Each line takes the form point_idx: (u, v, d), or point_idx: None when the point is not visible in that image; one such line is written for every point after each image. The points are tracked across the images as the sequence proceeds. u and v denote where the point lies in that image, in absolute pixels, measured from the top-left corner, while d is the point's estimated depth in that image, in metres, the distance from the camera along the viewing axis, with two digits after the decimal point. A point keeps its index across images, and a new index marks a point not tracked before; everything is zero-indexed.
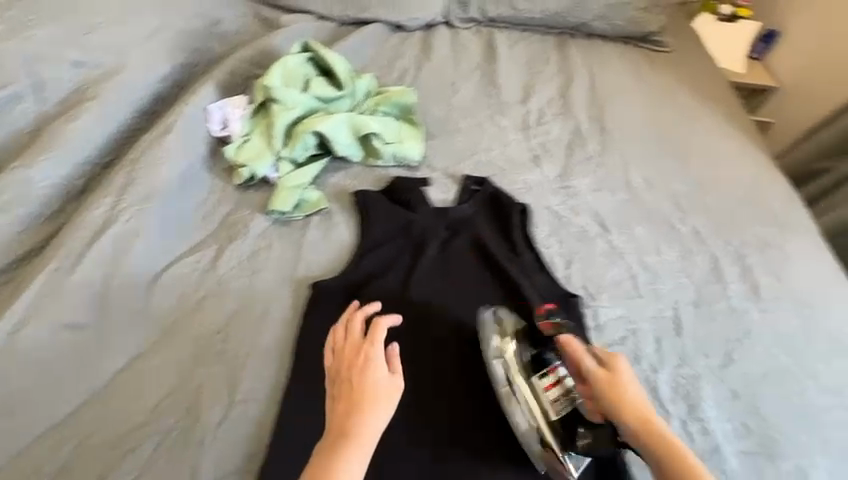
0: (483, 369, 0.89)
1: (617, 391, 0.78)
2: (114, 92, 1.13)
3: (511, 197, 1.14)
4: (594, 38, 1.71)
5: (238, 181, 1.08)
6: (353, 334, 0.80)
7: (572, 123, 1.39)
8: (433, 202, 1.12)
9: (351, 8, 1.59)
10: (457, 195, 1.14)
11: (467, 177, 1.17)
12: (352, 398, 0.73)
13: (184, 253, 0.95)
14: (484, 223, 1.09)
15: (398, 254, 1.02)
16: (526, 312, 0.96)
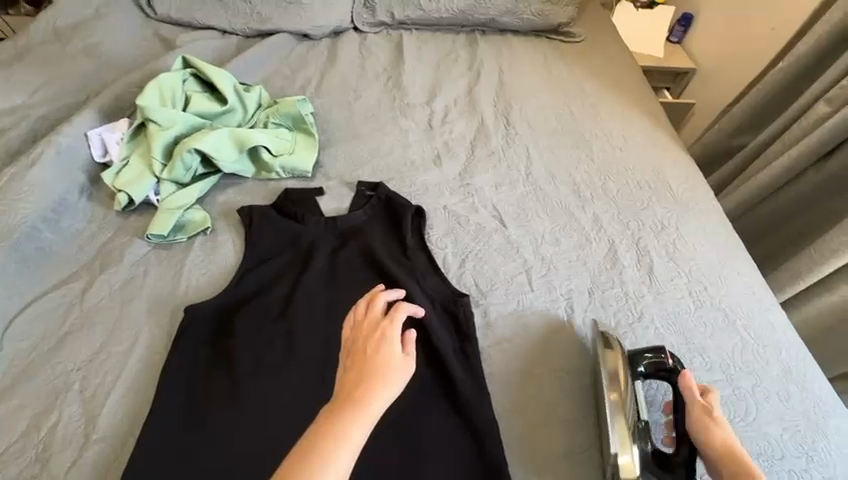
0: None
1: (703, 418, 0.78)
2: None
3: (405, 200, 1.12)
4: (506, 34, 1.72)
5: (117, 207, 1.04)
6: (374, 311, 0.76)
7: (477, 120, 1.38)
8: (325, 212, 1.10)
9: (254, 20, 1.57)
10: (351, 203, 1.12)
11: (362, 183, 1.15)
12: (364, 364, 0.68)
13: (49, 288, 0.91)
14: (377, 230, 1.07)
15: (284, 269, 0.99)
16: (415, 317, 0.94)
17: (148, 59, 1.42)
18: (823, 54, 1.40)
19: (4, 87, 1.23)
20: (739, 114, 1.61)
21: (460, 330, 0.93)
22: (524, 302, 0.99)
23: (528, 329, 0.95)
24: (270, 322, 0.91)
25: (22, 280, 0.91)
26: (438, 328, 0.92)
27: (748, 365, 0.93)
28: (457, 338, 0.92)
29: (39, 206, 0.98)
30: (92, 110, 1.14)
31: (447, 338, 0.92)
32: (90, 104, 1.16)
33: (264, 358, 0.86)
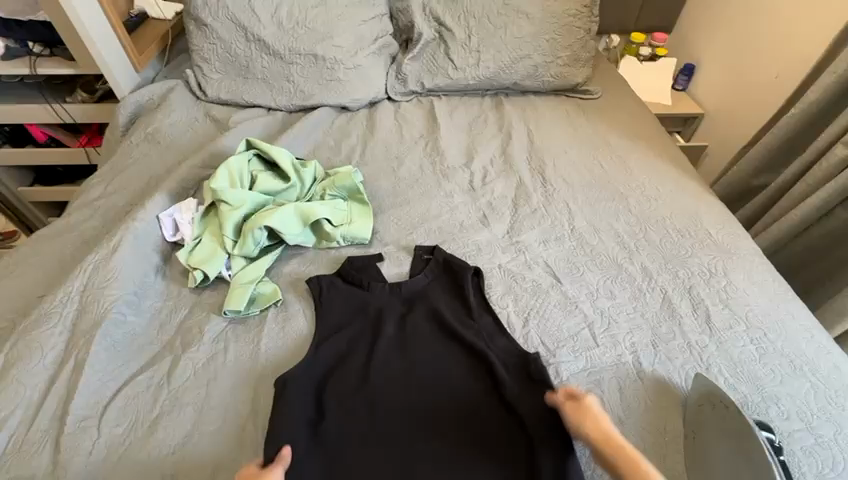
0: (478, 439, 0.89)
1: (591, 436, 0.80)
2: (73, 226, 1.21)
3: (463, 261, 1.17)
4: (528, 95, 1.84)
5: (191, 284, 1.09)
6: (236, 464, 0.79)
7: (515, 178, 1.46)
8: (388, 278, 1.15)
9: (297, 97, 1.70)
10: (411, 267, 1.17)
11: (419, 246, 1.21)
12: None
13: (138, 370, 0.95)
14: (440, 292, 1.12)
15: (359, 337, 1.03)
16: (494, 377, 0.96)
17: (204, 141, 1.54)
18: (833, 103, 1.49)
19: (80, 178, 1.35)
20: (758, 156, 1.68)
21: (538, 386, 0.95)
22: (591, 358, 1.01)
23: (602, 386, 0.97)
24: (356, 393, 0.93)
25: (112, 365, 0.95)
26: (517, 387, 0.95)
27: (825, 411, 0.94)
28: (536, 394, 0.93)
29: (123, 290, 1.04)
30: (163, 192, 1.22)
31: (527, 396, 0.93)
32: (160, 187, 1.24)
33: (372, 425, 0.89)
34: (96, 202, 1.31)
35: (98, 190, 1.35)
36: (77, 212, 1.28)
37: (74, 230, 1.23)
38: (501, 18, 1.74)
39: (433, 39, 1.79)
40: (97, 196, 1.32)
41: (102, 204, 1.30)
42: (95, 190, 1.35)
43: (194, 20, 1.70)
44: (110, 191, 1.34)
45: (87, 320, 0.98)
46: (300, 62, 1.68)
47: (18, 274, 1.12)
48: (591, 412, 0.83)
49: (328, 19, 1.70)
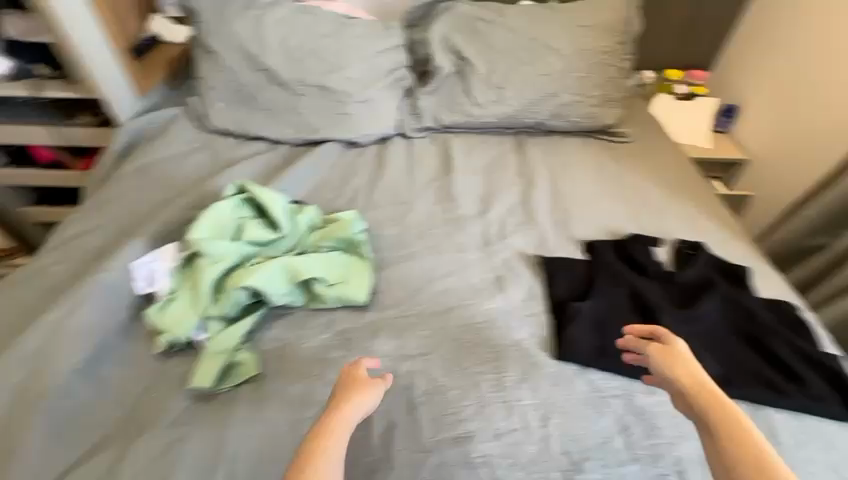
0: (756, 350, 1.05)
1: (673, 358, 0.75)
2: (55, 271, 1.17)
3: (707, 286, 1.15)
4: (553, 135, 1.70)
5: (159, 350, 0.96)
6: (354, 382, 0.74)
7: (536, 233, 1.30)
8: (514, 303, 1.10)
9: (304, 131, 1.58)
10: (462, 334, 1.02)
11: (466, 337, 1.01)
12: (340, 403, 0.71)
13: (81, 460, 0.82)
14: (707, 292, 1.13)
15: (645, 294, 1.12)
16: (779, 316, 1.11)
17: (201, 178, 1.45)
18: None
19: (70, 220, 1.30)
20: (818, 214, 1.46)
21: (796, 331, 1.09)
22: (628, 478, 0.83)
23: None
24: (621, 315, 1.09)
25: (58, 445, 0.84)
26: (779, 325, 1.08)
27: None
28: (789, 332, 1.08)
29: (78, 360, 0.92)
30: (143, 239, 1.13)
31: (771, 332, 1.07)
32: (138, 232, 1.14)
33: (646, 324, 1.08)
34: (73, 242, 1.24)
35: (81, 229, 1.28)
36: (55, 255, 1.20)
37: (45, 277, 1.15)
38: (526, 53, 1.61)
39: (453, 73, 1.66)
40: (77, 239, 1.25)
41: (82, 248, 1.23)
42: (79, 229, 1.27)
43: (202, 47, 1.61)
44: (93, 231, 1.26)
45: (35, 391, 0.88)
46: (308, 93, 1.57)
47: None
48: (682, 363, 0.74)
49: (341, 49, 1.59)
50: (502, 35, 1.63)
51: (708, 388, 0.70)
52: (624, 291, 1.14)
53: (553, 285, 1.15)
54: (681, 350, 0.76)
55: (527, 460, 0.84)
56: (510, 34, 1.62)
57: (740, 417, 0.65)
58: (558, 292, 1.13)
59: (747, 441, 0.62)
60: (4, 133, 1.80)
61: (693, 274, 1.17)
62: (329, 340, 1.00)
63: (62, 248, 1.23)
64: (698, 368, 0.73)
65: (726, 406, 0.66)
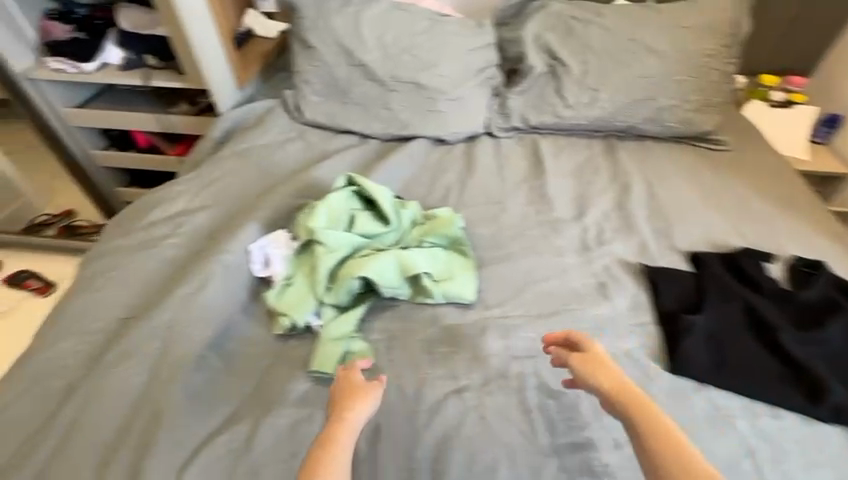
0: None
1: (594, 363, 0.77)
2: (169, 248, 1.24)
3: (831, 308, 1.08)
4: (644, 140, 1.64)
5: (278, 331, 1.00)
6: (353, 385, 0.80)
7: (636, 240, 1.27)
8: (619, 312, 1.08)
9: (394, 126, 1.60)
10: (569, 339, 1.01)
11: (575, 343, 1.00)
12: (344, 409, 0.77)
13: (215, 430, 0.88)
14: (831, 315, 1.06)
15: (761, 311, 1.07)
16: None
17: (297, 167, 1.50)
18: None
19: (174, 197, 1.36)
20: None
21: None
22: None
23: None
24: (737, 331, 1.04)
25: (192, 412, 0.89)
26: None
27: None
28: None
29: (207, 336, 0.98)
30: (255, 224, 1.18)
31: None
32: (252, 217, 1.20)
33: (766, 343, 1.02)
34: (183, 220, 1.30)
35: (183, 204, 1.35)
36: (169, 233, 1.27)
37: (163, 253, 1.22)
38: (625, 54, 1.56)
39: (545, 73, 1.64)
40: (187, 219, 1.30)
41: (193, 228, 1.29)
42: (188, 209, 1.34)
43: (300, 41, 1.65)
44: (203, 212, 1.32)
45: (172, 361, 0.94)
46: (401, 89, 1.59)
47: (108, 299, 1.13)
48: (604, 367, 0.76)
49: (435, 47, 1.60)
50: (599, 36, 1.59)
51: (629, 390, 0.72)
52: (738, 306, 1.09)
53: (659, 296, 1.11)
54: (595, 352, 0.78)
55: None
56: (608, 34, 1.58)
57: (660, 415, 0.67)
58: (666, 303, 1.09)
59: (672, 440, 0.64)
60: (114, 119, 1.95)
61: (814, 294, 1.10)
62: (436, 334, 1.01)
63: (174, 225, 1.29)
64: (617, 370, 0.76)
65: (646, 406, 0.68)
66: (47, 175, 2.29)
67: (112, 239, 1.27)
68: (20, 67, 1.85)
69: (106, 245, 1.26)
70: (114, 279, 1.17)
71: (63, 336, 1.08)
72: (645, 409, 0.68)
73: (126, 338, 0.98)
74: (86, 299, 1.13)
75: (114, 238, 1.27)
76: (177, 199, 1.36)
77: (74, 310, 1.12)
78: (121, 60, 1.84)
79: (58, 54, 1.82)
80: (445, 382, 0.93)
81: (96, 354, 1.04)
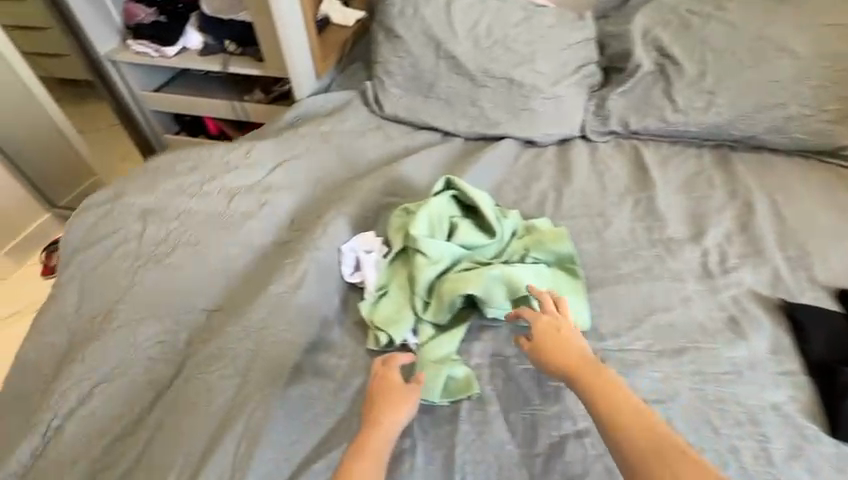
0: None
1: (547, 348, 0.79)
2: (242, 224, 1.16)
3: None
4: (763, 152, 1.44)
5: (373, 346, 0.94)
6: (391, 385, 0.81)
7: (767, 269, 1.10)
8: (759, 354, 0.93)
9: (481, 126, 1.49)
10: (701, 384, 0.88)
11: (710, 391, 0.87)
12: (382, 413, 0.77)
13: (313, 451, 0.83)
14: None
15: None
16: None
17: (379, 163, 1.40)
18: None
19: (247, 166, 1.27)
20: None
21: None
22: None
23: None
24: None
25: (290, 430, 0.85)
26: None
27: None
28: None
29: (299, 346, 0.92)
30: (343, 220, 1.10)
31: None
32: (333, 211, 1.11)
33: None
34: (257, 193, 1.23)
35: (263, 174, 1.27)
36: (250, 212, 1.19)
37: (239, 232, 1.15)
38: (751, 55, 1.38)
39: (652, 72, 1.47)
40: (272, 197, 1.22)
41: (276, 214, 1.20)
42: (264, 181, 1.26)
43: (384, 29, 1.55)
44: (285, 195, 1.24)
45: (263, 371, 0.89)
46: (491, 85, 1.47)
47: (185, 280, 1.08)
48: (558, 350, 0.78)
49: (531, 40, 1.47)
50: (722, 32, 1.40)
51: (582, 369, 0.74)
52: None
53: (806, 339, 0.95)
54: (542, 334, 0.82)
55: None
56: (732, 32, 1.40)
57: (609, 391, 0.70)
58: (815, 350, 0.93)
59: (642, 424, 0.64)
60: (189, 103, 1.94)
61: None
62: None
63: (248, 200, 1.20)
64: (570, 350, 0.78)
65: (594, 380, 0.72)
66: (120, 157, 2.32)
67: (186, 199, 1.21)
68: (104, 50, 1.86)
69: (182, 205, 1.19)
70: (194, 255, 1.11)
71: (138, 317, 1.02)
72: (597, 389, 0.71)
73: (213, 341, 0.93)
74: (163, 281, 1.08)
75: (192, 201, 1.20)
76: (248, 168, 1.27)
77: (153, 294, 1.06)
78: (200, 44, 1.82)
79: (141, 37, 1.83)
80: (561, 423, 0.83)
81: (179, 349, 1.00)
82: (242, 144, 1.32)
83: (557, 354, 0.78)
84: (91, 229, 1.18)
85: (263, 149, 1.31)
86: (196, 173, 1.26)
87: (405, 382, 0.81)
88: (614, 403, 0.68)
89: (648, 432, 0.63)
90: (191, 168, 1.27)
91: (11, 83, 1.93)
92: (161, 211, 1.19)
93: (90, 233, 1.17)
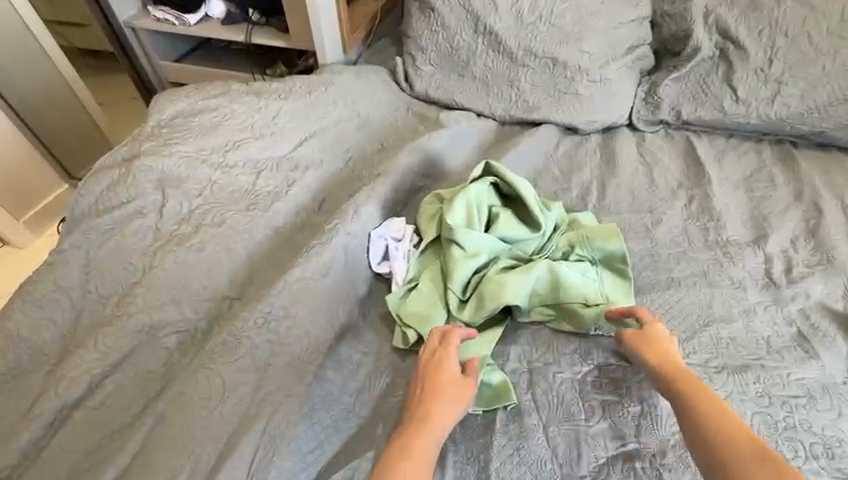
0: None
1: (652, 342, 0.77)
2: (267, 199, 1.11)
3: None
4: (831, 150, 1.30)
5: (400, 343, 0.88)
6: (447, 366, 0.76)
7: (840, 279, 0.99)
8: (833, 376, 0.83)
9: (520, 110, 1.38)
10: (767, 407, 0.78)
11: (777, 416, 0.77)
12: (436, 395, 0.72)
13: (335, 454, 0.78)
14: None
15: None
16: None
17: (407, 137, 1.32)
18: None
19: (275, 137, 1.22)
20: None
21: None
22: None
23: None
24: None
25: (310, 432, 0.79)
26: None
27: None
28: None
29: (324, 340, 0.87)
30: (373, 203, 1.04)
31: None
32: (365, 187, 1.07)
33: None
34: (283, 163, 1.19)
35: (288, 147, 1.22)
36: (283, 190, 1.14)
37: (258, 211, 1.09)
38: (828, 40, 1.24)
39: (712, 57, 1.33)
40: (300, 174, 1.17)
41: (304, 187, 1.15)
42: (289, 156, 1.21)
43: (418, 1, 1.43)
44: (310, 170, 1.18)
45: (283, 367, 0.83)
46: (532, 66, 1.35)
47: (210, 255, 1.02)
48: (661, 346, 0.77)
49: (579, 17, 1.34)
50: (796, 14, 1.26)
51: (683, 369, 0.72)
52: None
53: None
54: (652, 328, 0.80)
55: None
56: (809, 13, 1.25)
57: (708, 392, 0.66)
58: None
59: (710, 403, 0.64)
60: (208, 75, 1.85)
61: None
62: (591, 375, 0.83)
63: (275, 177, 1.16)
64: (671, 351, 0.76)
65: (692, 379, 0.69)
66: (133, 123, 2.24)
67: (209, 170, 1.15)
68: (125, 16, 1.79)
69: (205, 174, 1.14)
70: (218, 233, 1.05)
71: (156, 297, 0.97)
72: (697, 385, 0.68)
73: (227, 329, 0.85)
74: (182, 259, 1.01)
75: (216, 171, 1.15)
76: (273, 130, 1.24)
77: (170, 273, 1.00)
78: (222, 13, 1.73)
79: (161, 5, 1.75)
80: (608, 442, 0.75)
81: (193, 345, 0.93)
82: (268, 105, 1.27)
83: (661, 352, 0.76)
84: (101, 201, 1.11)
85: (288, 112, 1.28)
86: (212, 133, 1.20)
87: (466, 366, 0.77)
88: (708, 400, 0.65)
89: (742, 430, 0.59)
90: (217, 122, 1.22)
91: (33, 48, 1.87)
92: (172, 169, 1.13)
93: (99, 206, 1.10)
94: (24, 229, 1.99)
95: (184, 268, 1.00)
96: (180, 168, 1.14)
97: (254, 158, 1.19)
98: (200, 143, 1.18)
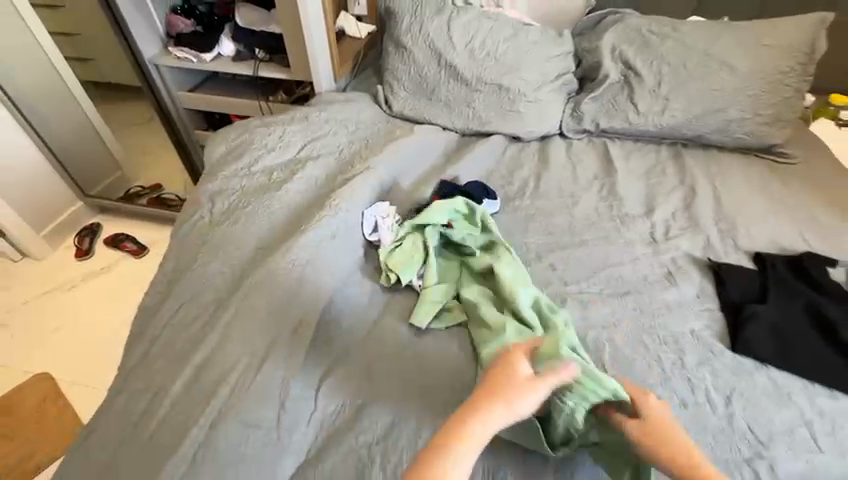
0: None
1: (662, 426, 0.87)
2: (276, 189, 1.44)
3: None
4: (710, 149, 1.73)
5: (386, 284, 1.24)
6: (514, 372, 0.85)
7: (702, 237, 1.38)
8: (685, 294, 1.21)
9: (475, 124, 1.77)
10: (638, 315, 1.15)
11: (644, 318, 1.15)
12: (497, 390, 0.82)
13: (343, 360, 1.11)
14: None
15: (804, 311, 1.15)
16: None
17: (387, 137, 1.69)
18: None
19: (282, 148, 1.58)
20: None
21: None
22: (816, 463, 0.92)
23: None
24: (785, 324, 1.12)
25: (326, 346, 1.12)
26: None
27: None
28: None
29: (331, 286, 1.20)
30: (365, 192, 1.39)
31: None
32: (357, 179, 1.41)
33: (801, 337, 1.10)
34: (291, 165, 1.53)
35: (293, 152, 1.58)
36: (288, 179, 1.46)
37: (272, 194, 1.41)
38: (699, 68, 1.67)
39: (618, 82, 1.76)
40: (302, 169, 1.50)
41: (307, 178, 1.48)
42: (298, 156, 1.57)
43: (394, 42, 1.83)
44: (315, 162, 1.53)
45: (302, 303, 1.15)
46: (484, 90, 1.75)
47: (241, 232, 1.33)
48: (662, 426, 0.87)
49: (517, 54, 1.75)
50: (676, 50, 1.69)
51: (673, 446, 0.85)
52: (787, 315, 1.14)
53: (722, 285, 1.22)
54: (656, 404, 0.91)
55: (712, 429, 0.97)
56: (684, 49, 1.69)
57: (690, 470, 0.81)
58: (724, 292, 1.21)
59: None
60: (219, 102, 2.20)
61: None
62: None
63: (283, 171, 1.51)
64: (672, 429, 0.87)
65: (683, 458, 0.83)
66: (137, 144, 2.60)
67: (237, 180, 1.48)
68: (149, 54, 2.14)
69: (237, 183, 1.47)
70: (246, 216, 1.36)
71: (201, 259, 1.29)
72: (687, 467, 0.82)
73: (260, 278, 1.17)
74: (219, 236, 1.33)
75: (242, 179, 1.49)
76: (284, 144, 1.59)
77: (207, 242, 1.32)
78: (233, 52, 2.10)
79: (180, 45, 2.11)
80: None
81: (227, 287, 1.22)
82: (276, 129, 1.64)
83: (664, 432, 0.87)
84: None
85: (296, 130, 1.64)
86: (244, 149, 1.58)
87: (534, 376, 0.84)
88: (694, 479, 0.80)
89: None
90: (243, 146, 1.59)
91: (57, 85, 2.24)
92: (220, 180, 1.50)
93: None
94: (45, 244, 2.34)
95: (220, 242, 1.31)
96: (221, 181, 1.48)
97: (271, 164, 1.54)
98: (236, 164, 1.54)
